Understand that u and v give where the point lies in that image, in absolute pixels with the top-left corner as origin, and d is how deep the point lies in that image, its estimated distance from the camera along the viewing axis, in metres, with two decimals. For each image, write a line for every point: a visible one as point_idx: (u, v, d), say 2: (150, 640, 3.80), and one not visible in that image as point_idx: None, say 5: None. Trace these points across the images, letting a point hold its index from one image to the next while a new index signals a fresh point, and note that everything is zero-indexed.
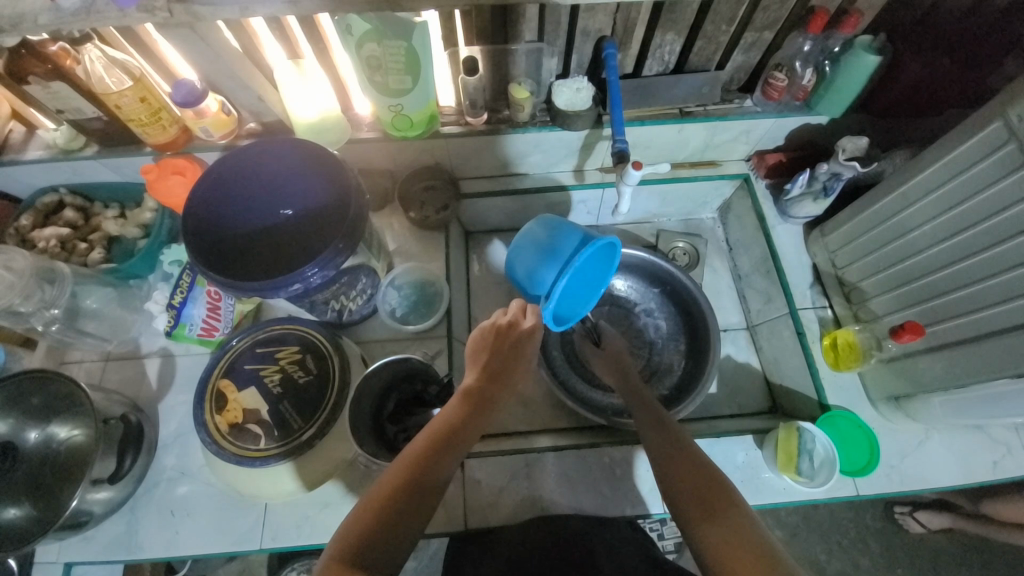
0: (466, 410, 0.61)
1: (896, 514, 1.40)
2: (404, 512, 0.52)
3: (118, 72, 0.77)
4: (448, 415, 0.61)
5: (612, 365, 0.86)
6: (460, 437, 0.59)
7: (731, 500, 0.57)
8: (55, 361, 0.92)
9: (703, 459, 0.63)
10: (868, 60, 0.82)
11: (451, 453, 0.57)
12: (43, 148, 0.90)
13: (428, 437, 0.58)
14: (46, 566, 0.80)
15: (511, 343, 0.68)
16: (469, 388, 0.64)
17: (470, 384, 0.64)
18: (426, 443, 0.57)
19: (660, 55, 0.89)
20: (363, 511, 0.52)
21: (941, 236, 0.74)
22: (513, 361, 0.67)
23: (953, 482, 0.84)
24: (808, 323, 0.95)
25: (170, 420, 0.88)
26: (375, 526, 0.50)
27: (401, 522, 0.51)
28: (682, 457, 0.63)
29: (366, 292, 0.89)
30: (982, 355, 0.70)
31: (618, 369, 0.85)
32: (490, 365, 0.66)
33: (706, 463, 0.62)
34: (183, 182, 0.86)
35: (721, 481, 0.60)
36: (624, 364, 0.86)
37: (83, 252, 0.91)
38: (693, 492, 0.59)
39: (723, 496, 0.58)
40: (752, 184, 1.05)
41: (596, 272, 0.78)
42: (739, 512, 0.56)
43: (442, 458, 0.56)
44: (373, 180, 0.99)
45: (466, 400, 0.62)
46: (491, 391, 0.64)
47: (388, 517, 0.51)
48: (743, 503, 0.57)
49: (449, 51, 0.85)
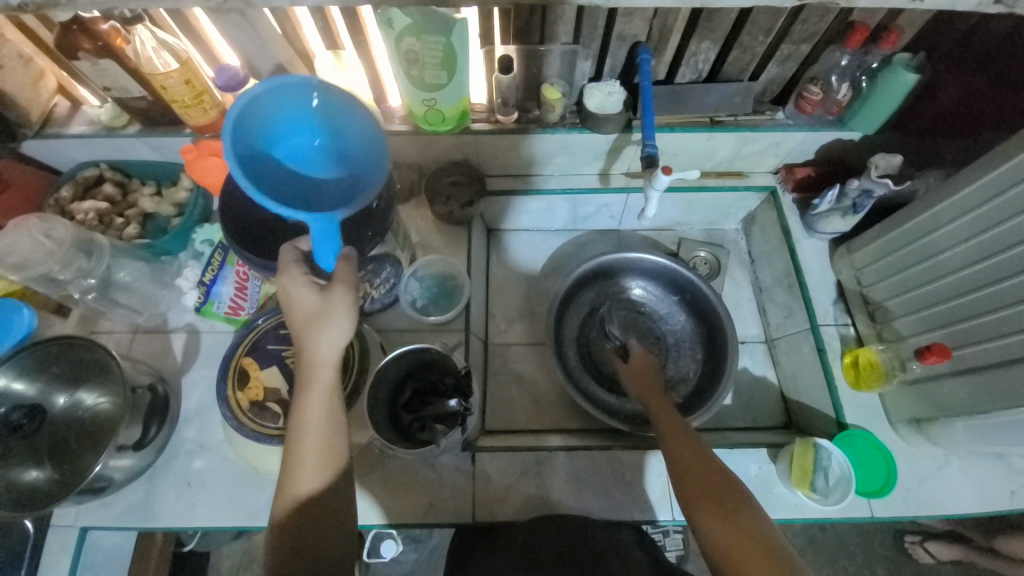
0: (325, 408, 0.60)
1: (906, 543, 1.37)
2: (325, 517, 0.58)
3: (166, 54, 0.79)
4: (316, 419, 0.59)
5: (638, 377, 0.85)
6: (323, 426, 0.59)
7: (747, 512, 0.58)
8: (85, 329, 0.94)
9: (723, 471, 0.62)
10: (906, 78, 0.81)
11: (336, 446, 0.60)
12: (87, 123, 0.93)
13: (307, 436, 0.59)
14: (63, 528, 0.82)
15: (316, 312, 0.61)
16: (314, 378, 0.60)
17: (322, 375, 0.61)
18: (316, 466, 0.58)
19: (694, 63, 0.89)
20: (280, 545, 0.56)
21: (973, 258, 0.73)
22: (335, 321, 0.60)
23: (972, 510, 0.82)
24: (829, 340, 0.93)
25: (192, 395, 0.89)
26: (299, 538, 0.56)
27: (331, 518, 0.58)
28: (704, 468, 0.63)
29: (389, 281, 0.92)
30: (1010, 382, 0.68)
31: (647, 382, 0.82)
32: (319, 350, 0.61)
33: (726, 476, 0.62)
34: (219, 164, 0.88)
35: (739, 492, 0.60)
36: (650, 377, 0.84)
37: (119, 227, 0.94)
38: (712, 497, 0.60)
39: (741, 507, 0.58)
40: (779, 197, 1.04)
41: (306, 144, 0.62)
42: (756, 527, 0.56)
43: (314, 451, 0.58)
44: (401, 173, 1.00)
45: (320, 388, 0.61)
46: (316, 350, 0.60)
47: (307, 528, 0.57)
48: (762, 511, 0.58)
49: (484, 49, 0.87)
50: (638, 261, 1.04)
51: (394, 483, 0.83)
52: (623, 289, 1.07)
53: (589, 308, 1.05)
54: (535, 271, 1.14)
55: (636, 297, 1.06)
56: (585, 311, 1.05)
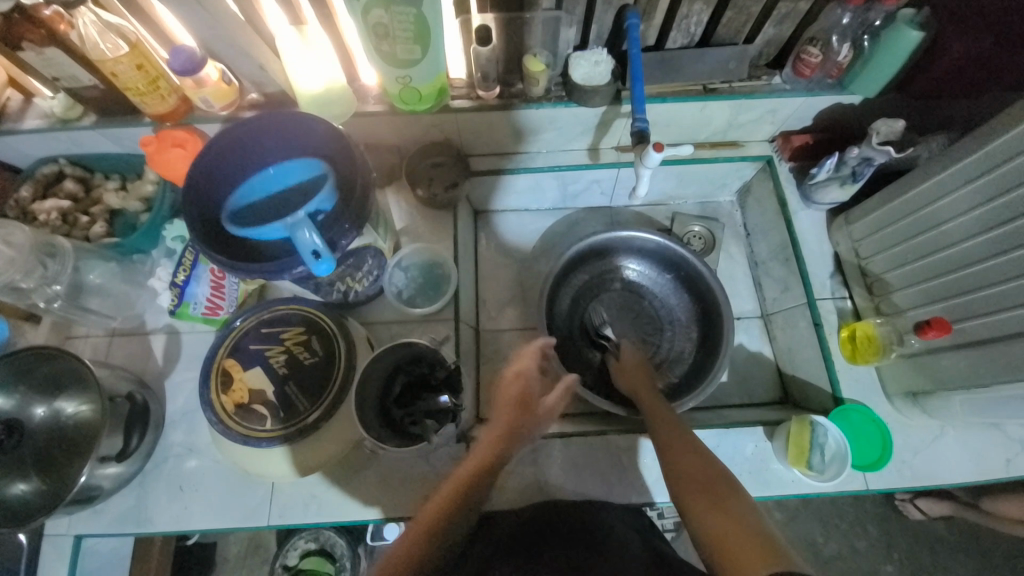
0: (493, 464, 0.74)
1: (896, 500, 1.40)
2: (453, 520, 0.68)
3: (113, 37, 0.73)
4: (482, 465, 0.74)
5: (628, 372, 0.85)
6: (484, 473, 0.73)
7: (735, 500, 0.59)
8: (61, 336, 0.91)
9: (710, 460, 0.64)
10: (910, 36, 0.76)
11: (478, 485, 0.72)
12: (41, 117, 0.87)
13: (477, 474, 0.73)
14: (59, 536, 0.81)
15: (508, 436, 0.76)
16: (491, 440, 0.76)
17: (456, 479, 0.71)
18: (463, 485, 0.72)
19: (686, 26, 0.83)
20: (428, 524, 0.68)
21: (975, 230, 0.70)
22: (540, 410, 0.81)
23: (966, 478, 0.82)
24: (826, 314, 0.91)
25: (176, 397, 0.87)
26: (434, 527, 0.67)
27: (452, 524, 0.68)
28: (694, 459, 0.64)
29: (372, 273, 0.87)
30: (1010, 355, 0.67)
31: (638, 379, 0.83)
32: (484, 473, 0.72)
33: (712, 464, 0.64)
34: (183, 155, 0.83)
35: (727, 480, 0.61)
36: (645, 371, 0.85)
37: (85, 226, 0.89)
38: (702, 488, 0.61)
39: (729, 495, 0.59)
40: (775, 167, 1.00)
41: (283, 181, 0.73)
42: (743, 512, 0.57)
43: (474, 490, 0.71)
44: (380, 156, 0.95)
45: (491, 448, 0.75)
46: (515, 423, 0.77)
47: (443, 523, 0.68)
48: (746, 497, 0.59)
49: (461, 19, 0.81)
50: (629, 241, 1.00)
51: (390, 478, 0.82)
52: (617, 269, 1.04)
53: (583, 289, 1.03)
54: (526, 253, 1.10)
55: (632, 277, 1.04)
56: (580, 291, 1.03)
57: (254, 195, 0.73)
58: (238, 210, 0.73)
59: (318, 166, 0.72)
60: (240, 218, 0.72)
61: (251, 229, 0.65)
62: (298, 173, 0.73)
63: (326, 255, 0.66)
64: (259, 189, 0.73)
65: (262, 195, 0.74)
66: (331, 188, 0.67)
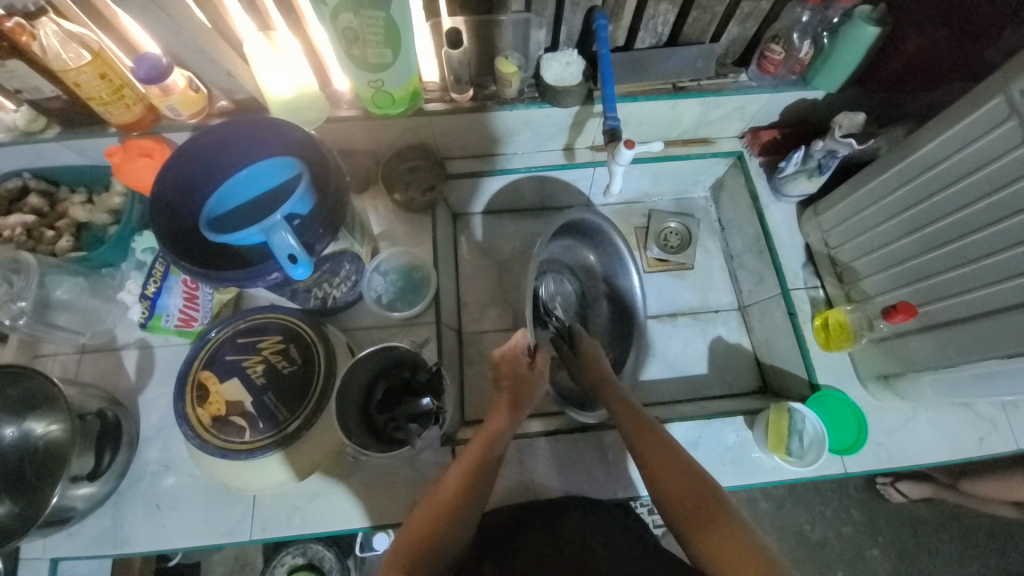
0: (474, 474, 0.66)
1: (878, 485, 1.42)
2: (444, 533, 0.62)
3: (76, 47, 0.71)
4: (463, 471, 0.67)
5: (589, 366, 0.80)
6: (476, 486, 0.66)
7: (723, 510, 0.58)
8: (28, 354, 0.88)
9: (693, 467, 0.63)
10: (866, 32, 0.79)
11: (471, 501, 0.65)
12: (3, 131, 0.84)
13: (461, 480, 0.66)
14: (31, 562, 0.78)
15: (485, 453, 0.69)
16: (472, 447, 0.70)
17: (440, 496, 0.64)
18: (452, 492, 0.65)
19: (653, 27, 0.84)
20: (417, 535, 0.61)
21: (937, 214, 0.72)
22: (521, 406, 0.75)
23: (941, 457, 0.85)
24: (800, 303, 0.94)
25: (151, 413, 0.85)
26: (426, 538, 0.61)
27: (446, 538, 0.62)
28: (682, 475, 0.62)
29: (350, 278, 0.86)
30: (975, 334, 0.69)
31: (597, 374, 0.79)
32: (466, 485, 0.65)
33: (697, 472, 0.63)
34: (150, 165, 0.81)
35: (714, 491, 0.60)
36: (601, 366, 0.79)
37: (51, 240, 0.87)
38: (688, 501, 0.60)
39: (715, 506, 0.59)
40: (746, 161, 1.02)
41: (261, 183, 0.72)
42: (732, 526, 0.57)
43: (468, 504, 0.64)
44: (355, 161, 0.95)
45: (471, 456, 0.68)
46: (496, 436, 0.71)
47: (432, 533, 0.61)
48: (731, 505, 0.59)
49: (431, 22, 0.81)
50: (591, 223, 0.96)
51: (375, 485, 0.81)
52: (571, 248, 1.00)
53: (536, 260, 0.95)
54: (506, 254, 1.11)
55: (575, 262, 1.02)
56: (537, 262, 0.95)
57: (229, 201, 0.72)
58: (215, 217, 0.71)
59: (295, 165, 0.70)
60: (220, 224, 0.71)
61: (226, 235, 0.62)
62: (274, 174, 0.71)
63: (302, 257, 0.64)
64: (235, 193, 0.72)
65: (239, 200, 0.72)
66: (305, 190, 0.66)
